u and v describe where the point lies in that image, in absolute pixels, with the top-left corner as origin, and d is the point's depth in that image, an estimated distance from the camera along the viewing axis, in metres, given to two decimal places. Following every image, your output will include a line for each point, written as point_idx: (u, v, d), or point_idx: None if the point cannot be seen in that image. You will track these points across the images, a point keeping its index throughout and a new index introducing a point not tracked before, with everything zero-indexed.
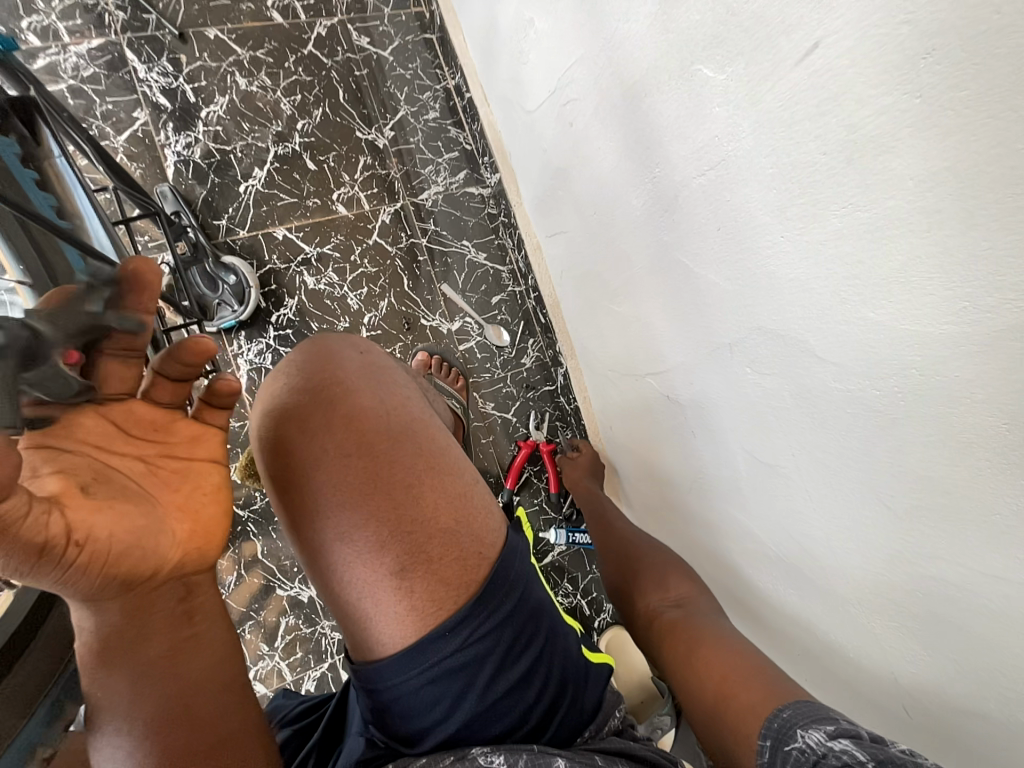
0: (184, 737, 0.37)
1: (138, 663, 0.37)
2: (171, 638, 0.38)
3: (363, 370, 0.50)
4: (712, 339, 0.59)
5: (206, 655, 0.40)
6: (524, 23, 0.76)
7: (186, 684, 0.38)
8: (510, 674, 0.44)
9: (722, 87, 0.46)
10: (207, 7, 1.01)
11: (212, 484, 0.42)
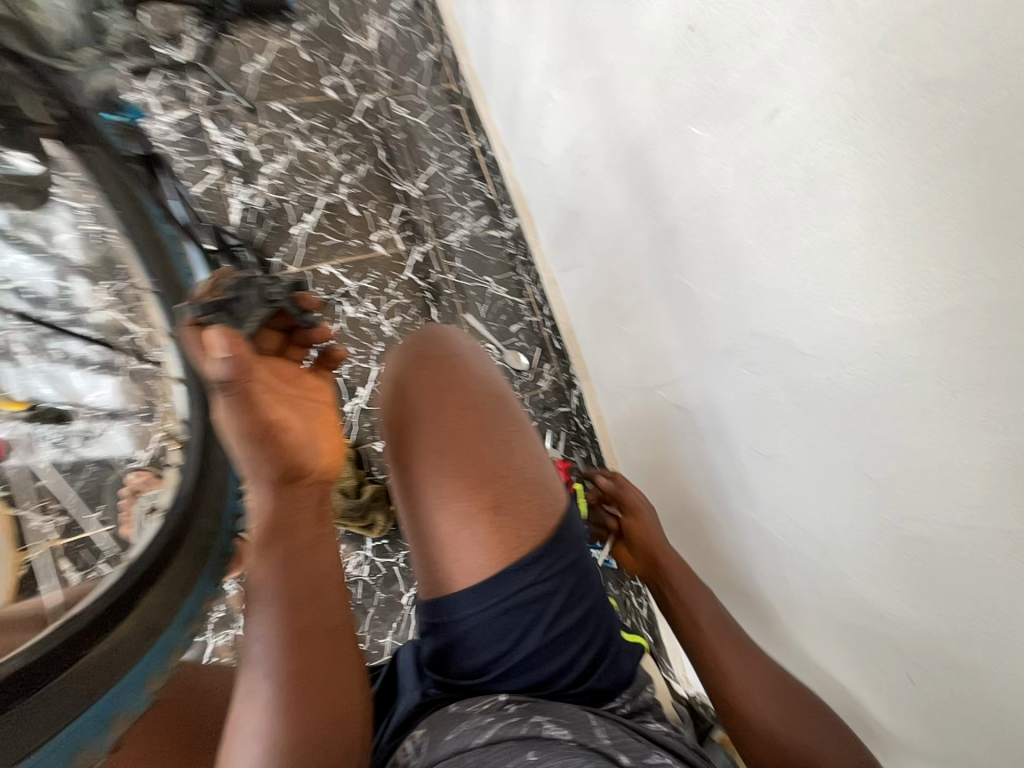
0: (317, 613, 0.43)
1: (291, 545, 0.44)
2: (312, 533, 0.45)
3: (475, 347, 0.58)
4: (713, 348, 0.68)
5: (329, 556, 0.46)
6: (543, 96, 0.92)
7: (320, 577, 0.45)
8: (567, 618, 0.51)
9: (708, 141, 0.58)
10: (274, 86, 1.20)
11: (333, 418, 0.50)
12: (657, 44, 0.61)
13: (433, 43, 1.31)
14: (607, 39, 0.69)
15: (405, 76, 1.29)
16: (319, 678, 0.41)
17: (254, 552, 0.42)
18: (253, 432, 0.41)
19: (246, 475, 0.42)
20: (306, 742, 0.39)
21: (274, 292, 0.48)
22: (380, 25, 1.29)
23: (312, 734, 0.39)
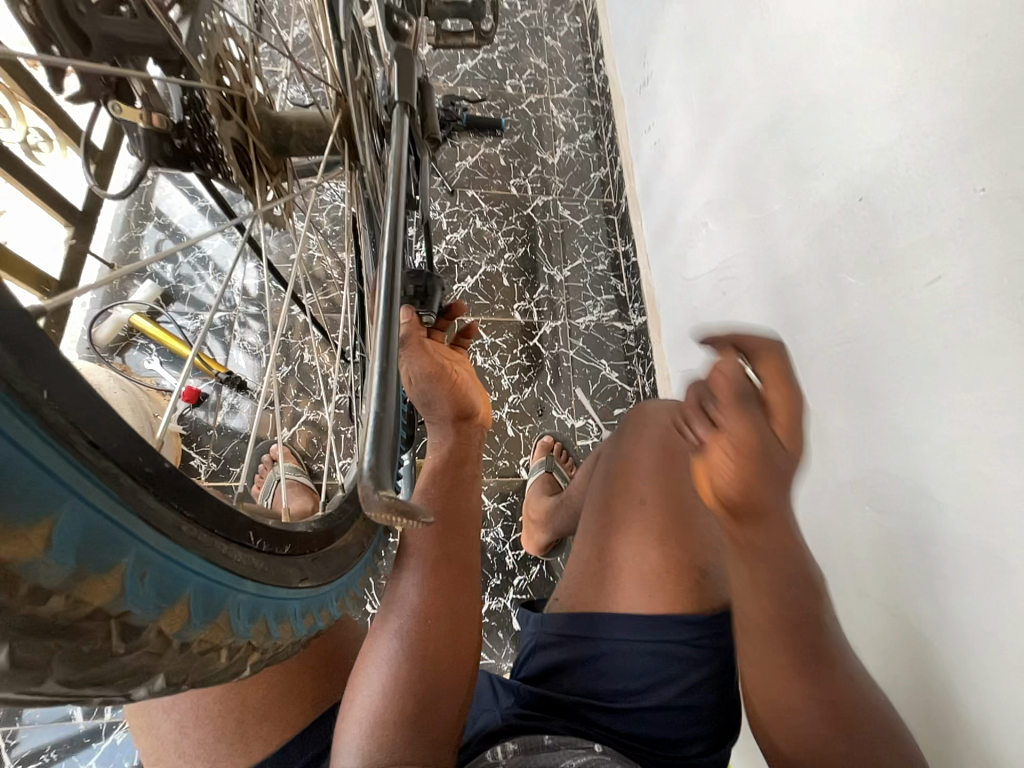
0: (461, 543, 0.61)
1: (457, 479, 0.64)
2: (472, 475, 0.66)
3: None
4: (834, 478, 0.69)
5: (474, 499, 0.65)
6: (699, 224, 1.07)
7: (463, 516, 0.63)
8: (690, 697, 0.62)
9: (862, 291, 0.64)
10: (473, 178, 1.51)
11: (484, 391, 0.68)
12: (823, 205, 0.71)
13: (603, 166, 1.58)
14: (774, 193, 0.81)
15: (575, 187, 1.55)
16: (451, 603, 0.57)
17: (432, 472, 0.64)
18: (432, 373, 0.60)
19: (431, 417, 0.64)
20: (431, 646, 0.55)
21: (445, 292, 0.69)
22: (564, 148, 1.59)
23: (436, 646, 0.55)
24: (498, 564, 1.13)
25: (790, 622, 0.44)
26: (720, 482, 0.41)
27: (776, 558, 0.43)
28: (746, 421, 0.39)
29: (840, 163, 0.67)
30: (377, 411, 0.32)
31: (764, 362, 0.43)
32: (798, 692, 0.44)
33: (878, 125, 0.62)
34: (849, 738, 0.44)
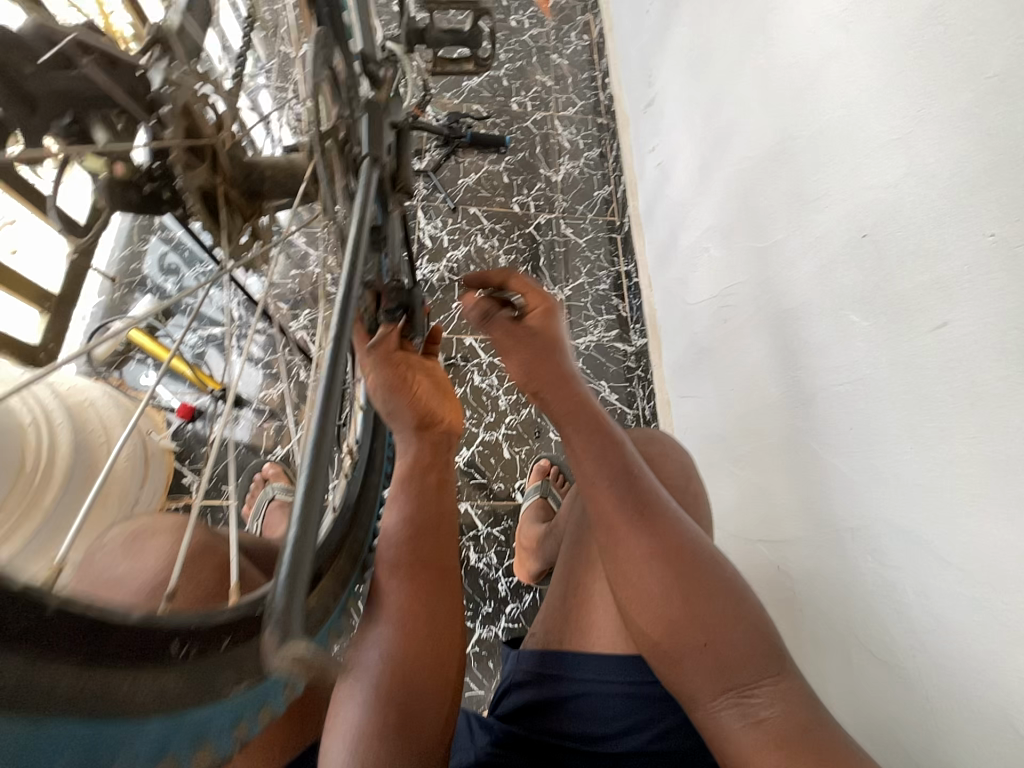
0: (435, 552, 0.53)
1: (425, 483, 0.56)
2: (442, 478, 0.58)
3: (683, 469, 0.76)
4: (836, 525, 0.65)
5: (448, 502, 0.57)
6: (701, 248, 1.05)
7: (438, 516, 0.55)
8: (670, 741, 0.59)
9: (865, 330, 0.62)
10: (476, 195, 1.50)
11: (448, 387, 0.61)
12: (827, 239, 0.68)
13: (608, 184, 1.57)
14: (777, 223, 0.79)
15: (579, 205, 1.54)
16: (429, 609, 0.50)
17: (399, 486, 0.56)
18: (395, 383, 0.56)
19: (397, 427, 0.58)
20: (411, 655, 0.48)
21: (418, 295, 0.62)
22: (569, 166, 1.58)
23: (418, 653, 0.48)
24: (490, 591, 1.10)
25: (625, 497, 0.59)
26: (544, 398, 0.63)
27: (587, 430, 0.61)
28: (509, 332, 0.63)
29: (844, 198, 0.65)
30: (296, 536, 0.26)
31: (531, 303, 0.65)
32: (645, 560, 0.56)
33: (884, 162, 0.60)
34: (688, 594, 0.55)
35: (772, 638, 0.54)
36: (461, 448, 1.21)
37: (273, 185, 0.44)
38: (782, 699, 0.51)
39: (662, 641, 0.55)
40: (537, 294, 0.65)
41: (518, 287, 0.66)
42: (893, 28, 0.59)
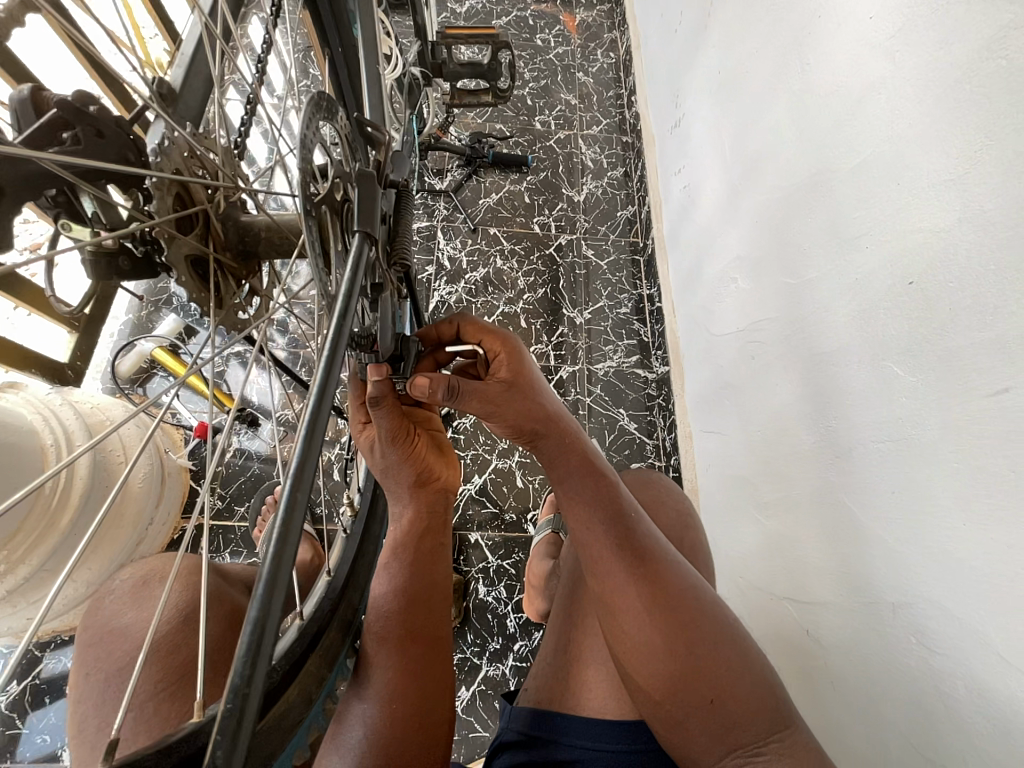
0: (422, 622, 0.52)
1: (417, 547, 0.56)
2: (437, 541, 0.58)
3: (679, 513, 0.68)
4: (875, 597, 0.59)
5: (440, 567, 0.56)
6: (728, 279, 1.00)
7: (430, 585, 0.54)
8: None
9: (911, 385, 0.56)
10: (496, 216, 1.49)
11: (443, 444, 0.62)
12: (869, 280, 0.63)
13: (632, 205, 1.54)
14: (812, 260, 0.74)
15: (601, 226, 1.51)
16: (418, 685, 0.50)
17: (392, 552, 0.55)
18: (396, 438, 0.54)
19: (393, 487, 0.57)
20: (397, 734, 0.47)
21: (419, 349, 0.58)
22: (592, 185, 1.55)
23: (404, 732, 0.48)
24: (498, 627, 1.07)
25: (615, 540, 0.54)
26: (535, 444, 0.60)
27: (575, 465, 0.58)
28: (483, 396, 0.57)
29: (890, 238, 0.60)
30: (243, 676, 0.25)
31: (491, 348, 0.62)
32: (638, 610, 0.51)
33: (938, 202, 0.54)
34: (685, 647, 0.50)
35: (776, 691, 0.50)
36: (473, 475, 1.19)
37: (268, 248, 0.41)
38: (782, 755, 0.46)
39: (661, 698, 0.49)
40: (496, 338, 0.61)
41: (471, 333, 0.62)
42: (948, 58, 0.54)
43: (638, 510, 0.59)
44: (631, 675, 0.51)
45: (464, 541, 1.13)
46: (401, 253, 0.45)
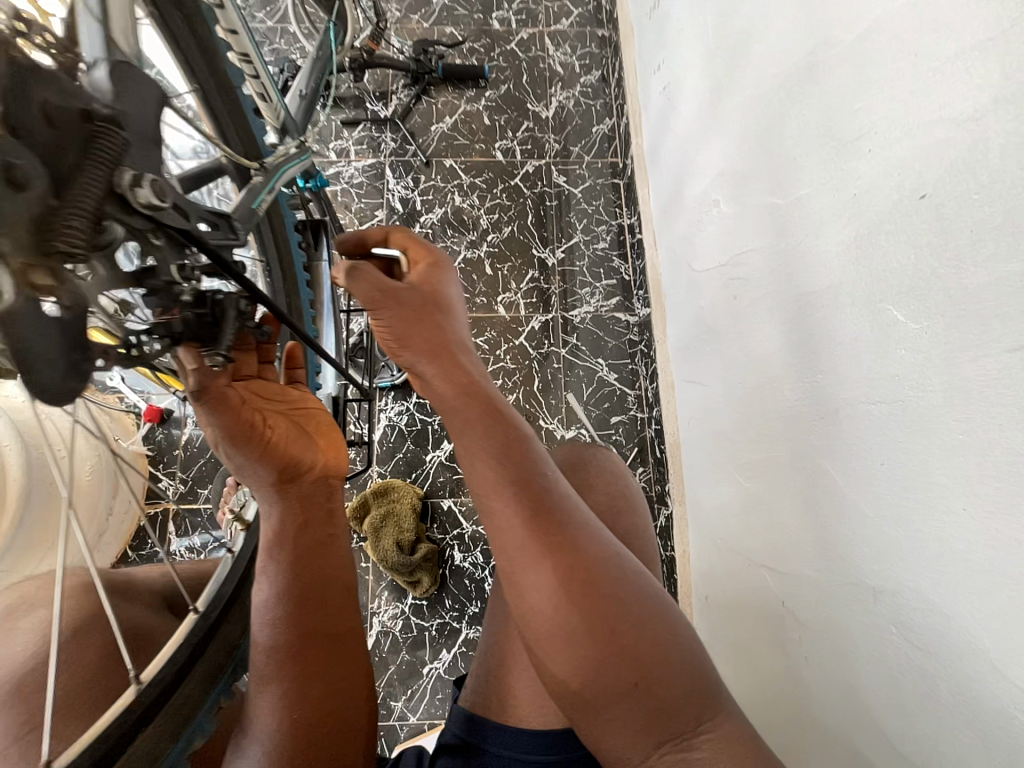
0: (314, 622, 0.49)
1: (298, 546, 0.51)
2: (318, 536, 0.53)
3: (608, 497, 0.63)
4: (854, 577, 0.52)
5: (334, 558, 0.53)
6: (709, 201, 0.84)
7: (321, 580, 0.51)
8: None
9: (913, 334, 0.44)
10: (452, 144, 1.29)
11: (322, 423, 0.58)
12: (868, 196, 0.49)
13: (609, 116, 1.32)
14: (802, 171, 0.58)
15: (573, 145, 1.30)
16: (321, 686, 0.47)
17: (265, 556, 0.50)
18: (233, 431, 0.49)
19: (260, 487, 0.52)
20: (300, 742, 0.44)
21: (244, 304, 0.48)
22: (562, 96, 1.33)
23: (310, 736, 0.45)
24: (476, 591, 1.05)
25: (518, 509, 0.46)
26: (422, 373, 0.51)
27: (471, 422, 0.49)
28: (375, 279, 0.50)
29: (901, 134, 0.45)
30: None
31: (415, 260, 0.56)
32: (550, 589, 0.45)
33: (970, 77, 0.39)
34: (604, 624, 0.44)
35: (706, 673, 0.46)
36: (442, 440, 1.12)
37: None
38: (718, 744, 0.44)
39: (580, 687, 0.43)
40: (420, 247, 0.56)
41: (398, 241, 0.57)
42: None
43: (554, 471, 0.50)
44: (546, 671, 0.45)
45: (436, 509, 1.09)
46: (68, 230, 0.29)
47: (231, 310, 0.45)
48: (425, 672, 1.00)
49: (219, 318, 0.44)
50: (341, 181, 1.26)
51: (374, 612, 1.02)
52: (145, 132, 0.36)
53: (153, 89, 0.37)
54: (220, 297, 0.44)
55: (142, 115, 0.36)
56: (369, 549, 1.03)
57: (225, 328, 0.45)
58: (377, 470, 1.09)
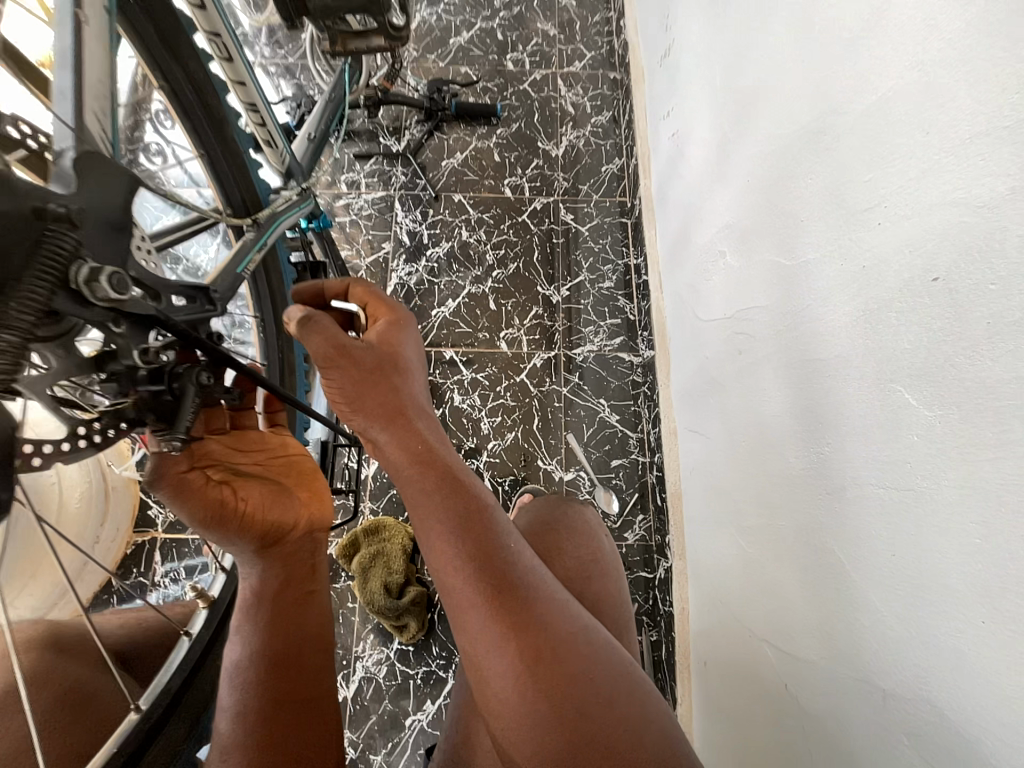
0: (290, 684, 0.46)
1: (275, 604, 0.49)
2: (297, 594, 0.50)
3: (584, 558, 0.61)
4: (862, 674, 0.48)
5: (310, 618, 0.50)
6: (714, 252, 0.83)
7: (298, 641, 0.49)
8: None
9: (927, 421, 0.42)
10: (461, 179, 1.30)
11: (307, 469, 0.56)
12: (877, 270, 0.47)
13: (619, 156, 1.32)
14: (809, 235, 0.57)
15: (582, 183, 1.31)
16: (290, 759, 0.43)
17: (241, 617, 0.48)
18: (209, 514, 0.46)
19: (246, 553, 0.49)
20: None
21: (208, 377, 0.45)
22: (572, 135, 1.34)
23: None
24: None
25: (473, 587, 0.44)
26: (377, 438, 0.50)
27: (427, 489, 0.47)
28: (331, 334, 0.48)
29: (912, 211, 0.43)
30: None
31: (375, 315, 0.56)
32: (512, 677, 0.42)
33: (985, 163, 0.37)
34: (568, 712, 0.41)
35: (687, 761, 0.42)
36: None
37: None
38: None
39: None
40: (380, 305, 0.56)
41: (360, 296, 0.56)
42: None
43: (517, 540, 0.48)
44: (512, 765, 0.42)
45: None
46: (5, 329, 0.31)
47: (192, 385, 0.44)
48: (408, 724, 0.95)
49: (178, 395, 0.43)
50: (351, 212, 1.27)
51: (357, 656, 0.99)
52: (108, 219, 0.38)
53: (119, 177, 0.39)
54: (179, 371, 0.43)
55: (100, 205, 0.38)
56: (355, 590, 1.00)
57: (181, 408, 0.43)
58: (369, 507, 1.07)
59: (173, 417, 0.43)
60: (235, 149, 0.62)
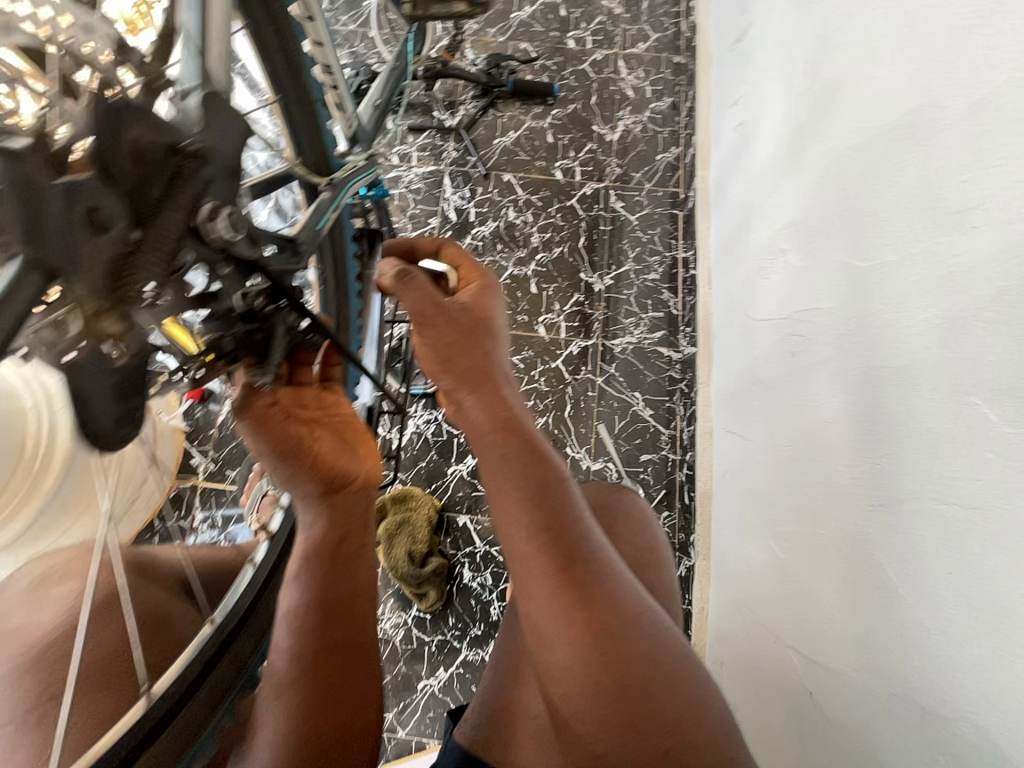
0: (341, 630, 0.49)
1: (333, 551, 0.51)
2: (353, 544, 0.52)
3: (637, 547, 0.61)
4: (900, 688, 0.47)
5: (363, 569, 0.53)
6: (775, 249, 0.80)
7: (350, 592, 0.51)
8: None
9: (1008, 438, 0.40)
10: (512, 159, 1.29)
11: (362, 430, 0.57)
12: (967, 276, 0.45)
13: (676, 145, 1.28)
14: (890, 236, 0.54)
15: (635, 171, 1.27)
16: (338, 698, 0.46)
17: (298, 564, 0.50)
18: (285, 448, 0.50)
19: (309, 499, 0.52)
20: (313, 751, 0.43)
21: (294, 320, 0.48)
22: (629, 120, 1.30)
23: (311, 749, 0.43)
24: (481, 613, 1.03)
25: (547, 555, 0.44)
26: (460, 400, 0.50)
27: (508, 455, 0.47)
28: (427, 291, 0.51)
29: (1016, 214, 0.41)
30: None
31: (465, 278, 0.56)
32: (576, 645, 0.42)
33: None
34: (629, 685, 0.42)
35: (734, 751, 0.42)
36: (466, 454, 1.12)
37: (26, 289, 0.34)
38: None
39: (600, 748, 0.41)
40: (471, 269, 0.56)
41: (451, 257, 0.57)
42: None
43: (590, 516, 0.48)
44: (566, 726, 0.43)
45: (452, 523, 1.08)
46: (146, 263, 0.32)
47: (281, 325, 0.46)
48: (420, 687, 0.99)
49: (269, 334, 0.46)
50: (400, 184, 1.27)
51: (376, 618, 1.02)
52: (228, 163, 0.39)
53: (239, 122, 0.40)
54: (272, 312, 0.45)
55: (225, 147, 0.39)
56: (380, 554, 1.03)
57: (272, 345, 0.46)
58: (398, 476, 1.09)
59: (264, 353, 0.46)
60: (310, 101, 0.62)
